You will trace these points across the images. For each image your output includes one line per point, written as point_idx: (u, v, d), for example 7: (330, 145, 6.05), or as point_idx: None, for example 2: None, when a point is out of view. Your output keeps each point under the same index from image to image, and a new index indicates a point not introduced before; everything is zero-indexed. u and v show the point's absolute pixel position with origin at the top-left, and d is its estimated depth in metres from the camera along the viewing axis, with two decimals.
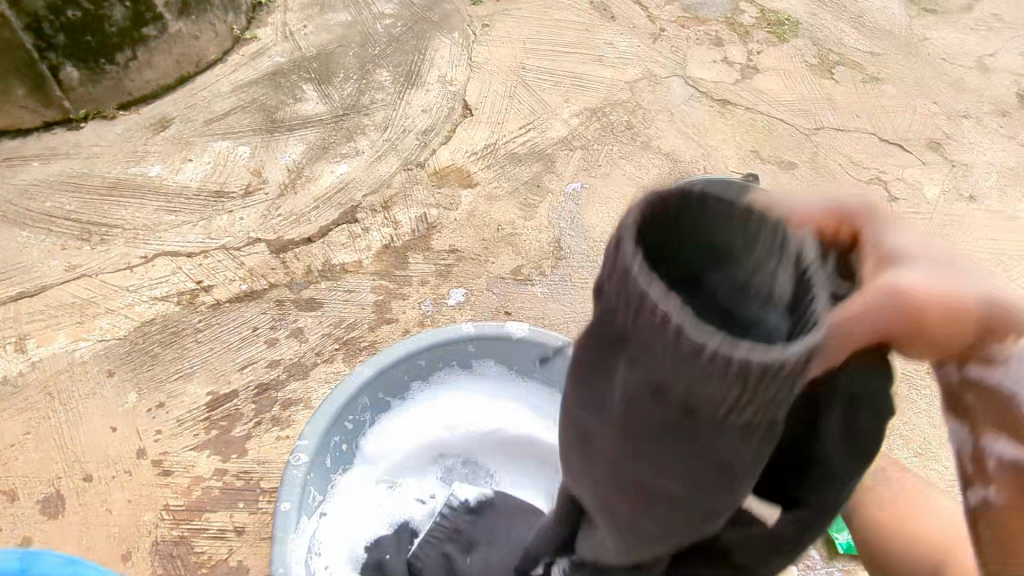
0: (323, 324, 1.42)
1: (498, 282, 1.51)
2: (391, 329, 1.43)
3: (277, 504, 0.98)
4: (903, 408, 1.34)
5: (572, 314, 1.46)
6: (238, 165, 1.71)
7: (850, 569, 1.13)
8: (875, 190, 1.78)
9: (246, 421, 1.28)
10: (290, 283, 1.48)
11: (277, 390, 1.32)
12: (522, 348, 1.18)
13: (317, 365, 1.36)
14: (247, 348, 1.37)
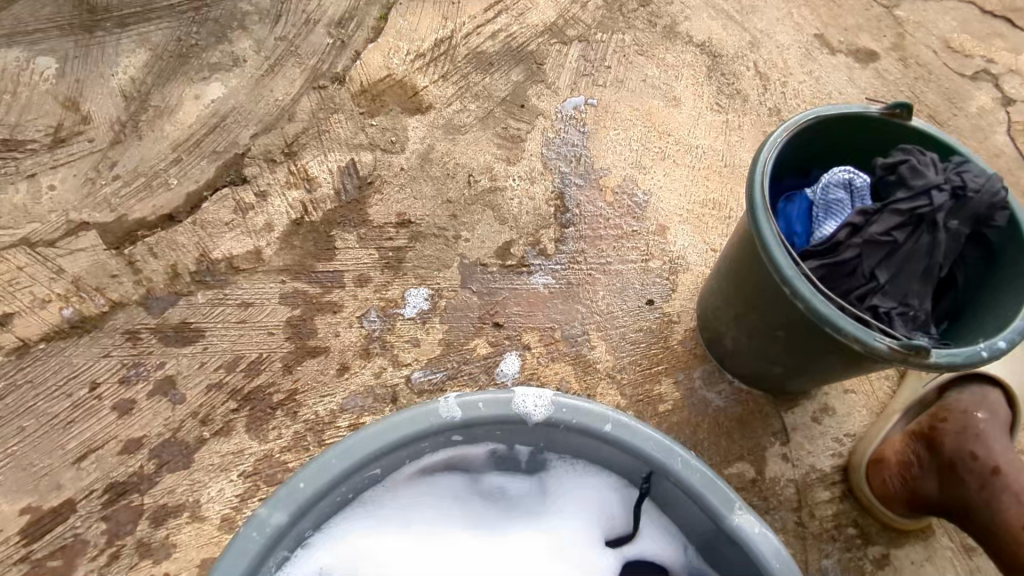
0: (208, 366, 0.89)
1: (478, 271, 0.99)
2: (318, 365, 0.91)
3: None
4: None
5: (592, 317, 0.97)
6: (39, 91, 1.05)
7: None
8: (982, 88, 1.29)
9: (93, 555, 0.78)
10: (146, 299, 0.93)
11: (142, 493, 0.82)
12: (542, 431, 0.70)
13: (203, 442, 0.85)
14: (83, 422, 0.85)
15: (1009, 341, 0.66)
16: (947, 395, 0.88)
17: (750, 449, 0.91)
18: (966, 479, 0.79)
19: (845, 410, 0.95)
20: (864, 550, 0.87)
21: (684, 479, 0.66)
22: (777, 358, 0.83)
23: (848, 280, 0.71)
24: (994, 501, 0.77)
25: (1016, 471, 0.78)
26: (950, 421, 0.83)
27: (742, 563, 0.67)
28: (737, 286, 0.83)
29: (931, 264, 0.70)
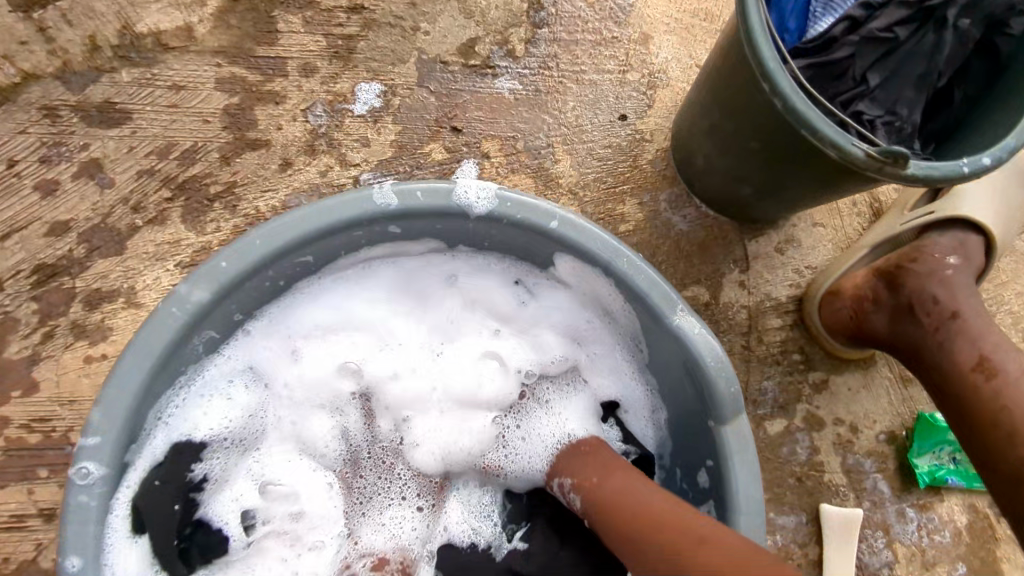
0: (138, 152, 0.82)
1: (438, 68, 0.89)
2: (259, 159, 0.84)
3: (58, 564, 0.53)
4: (1016, 272, 0.96)
5: (559, 129, 0.90)
6: None
7: (926, 504, 0.85)
8: None
9: (25, 334, 0.76)
10: (63, 73, 0.83)
11: (72, 277, 0.78)
12: (482, 226, 0.66)
13: (136, 230, 0.80)
14: (3, 201, 0.79)
15: (995, 158, 0.59)
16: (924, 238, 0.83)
17: (707, 274, 0.88)
18: (921, 323, 0.77)
19: (811, 242, 0.92)
20: (805, 375, 0.87)
21: (629, 280, 0.63)
22: (749, 177, 0.78)
23: (836, 84, 0.64)
24: (948, 346, 0.74)
25: (975, 316, 0.75)
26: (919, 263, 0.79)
27: (680, 367, 0.66)
28: (714, 95, 0.75)
29: (929, 69, 0.62)
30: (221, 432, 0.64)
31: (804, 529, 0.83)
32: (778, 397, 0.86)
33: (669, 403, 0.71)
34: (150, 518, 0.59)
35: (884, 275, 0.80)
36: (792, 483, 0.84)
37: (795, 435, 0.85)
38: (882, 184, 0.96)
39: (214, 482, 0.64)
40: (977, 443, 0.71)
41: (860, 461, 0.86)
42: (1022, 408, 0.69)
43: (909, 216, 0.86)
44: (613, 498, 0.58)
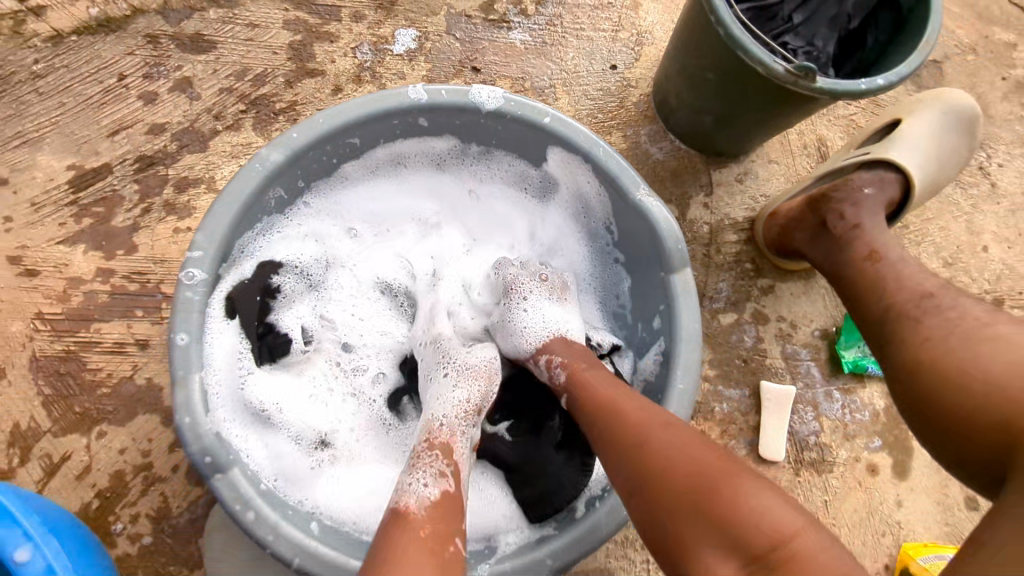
0: (219, 73, 1.03)
1: (462, 21, 1.09)
2: (316, 84, 1.04)
3: (171, 336, 0.72)
4: (941, 211, 1.14)
5: (560, 73, 1.10)
6: None
7: (849, 388, 1.04)
8: None
9: (129, 208, 0.96)
10: (163, 9, 1.03)
11: (165, 167, 0.98)
12: (493, 124, 0.87)
13: (216, 134, 1.00)
14: (114, 105, 0.99)
15: (887, 81, 0.77)
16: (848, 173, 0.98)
17: (677, 196, 1.07)
18: (832, 234, 0.92)
19: (766, 175, 1.10)
20: (754, 281, 1.06)
21: (603, 165, 0.84)
22: (708, 108, 0.97)
23: (770, 26, 0.85)
24: (847, 247, 0.89)
25: (875, 228, 0.88)
26: (839, 189, 0.94)
27: (642, 235, 0.86)
28: (682, 39, 0.94)
29: (840, 13, 0.84)
30: (291, 264, 0.86)
31: (747, 401, 1.01)
32: (730, 297, 1.05)
33: (631, 272, 0.91)
34: (238, 309, 0.80)
35: (812, 198, 0.96)
36: (739, 364, 1.02)
37: (743, 327, 1.04)
38: (829, 133, 1.14)
39: (284, 301, 0.85)
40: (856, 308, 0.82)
41: (796, 351, 1.04)
42: (893, 276, 0.80)
43: (849, 157, 1.01)
44: (599, 392, 0.67)
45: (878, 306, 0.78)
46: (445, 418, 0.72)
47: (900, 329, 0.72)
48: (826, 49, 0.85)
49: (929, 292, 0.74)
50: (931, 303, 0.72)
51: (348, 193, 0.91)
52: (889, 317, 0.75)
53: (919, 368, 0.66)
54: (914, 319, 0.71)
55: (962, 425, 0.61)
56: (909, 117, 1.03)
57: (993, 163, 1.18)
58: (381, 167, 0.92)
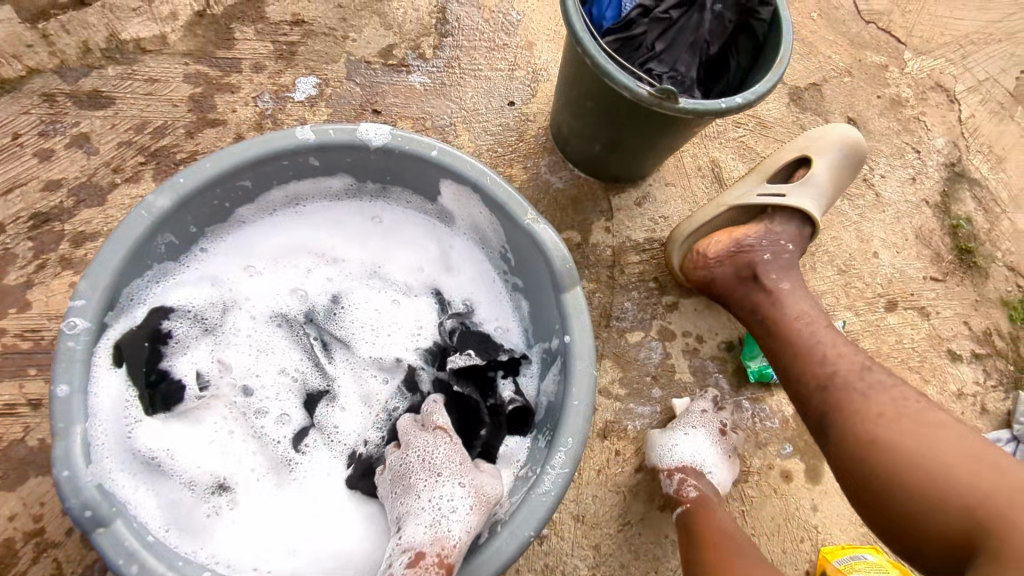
0: (118, 128, 1.04)
1: (362, 66, 1.14)
2: (217, 133, 1.06)
3: (52, 388, 0.71)
4: (831, 222, 1.20)
5: (459, 112, 1.14)
6: None
7: (758, 396, 1.06)
8: None
9: (22, 265, 0.95)
10: (61, 69, 1.05)
11: (62, 223, 0.98)
12: (383, 159, 0.89)
13: (115, 187, 1.01)
14: (8, 164, 0.99)
15: (745, 99, 0.83)
16: (765, 223, 0.99)
17: (579, 221, 1.11)
18: (756, 287, 0.93)
19: (664, 197, 1.15)
20: (659, 298, 1.09)
21: (492, 192, 0.86)
22: (597, 136, 1.02)
23: (637, 54, 0.91)
24: (779, 301, 0.89)
25: (797, 290, 0.90)
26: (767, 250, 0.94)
27: (535, 258, 0.88)
28: (566, 75, 0.99)
29: (697, 39, 0.90)
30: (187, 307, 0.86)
31: (659, 416, 1.03)
32: (637, 316, 1.07)
33: (528, 294, 0.93)
34: (126, 355, 0.79)
35: (739, 250, 0.96)
36: (648, 380, 1.04)
37: (649, 344, 1.06)
38: (721, 155, 1.21)
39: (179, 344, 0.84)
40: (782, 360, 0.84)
41: (703, 363, 1.07)
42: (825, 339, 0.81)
43: (763, 194, 1.00)
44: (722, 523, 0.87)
45: (821, 370, 0.78)
46: (460, 536, 0.70)
47: (847, 401, 0.73)
48: (689, 73, 0.90)
49: (865, 362, 0.76)
50: (873, 378, 0.74)
51: (247, 233, 0.92)
52: (834, 383, 0.76)
53: (867, 446, 0.70)
54: (860, 395, 0.73)
55: (908, 518, 0.66)
56: (819, 155, 1.01)
57: (875, 174, 1.26)
58: (281, 209, 0.93)
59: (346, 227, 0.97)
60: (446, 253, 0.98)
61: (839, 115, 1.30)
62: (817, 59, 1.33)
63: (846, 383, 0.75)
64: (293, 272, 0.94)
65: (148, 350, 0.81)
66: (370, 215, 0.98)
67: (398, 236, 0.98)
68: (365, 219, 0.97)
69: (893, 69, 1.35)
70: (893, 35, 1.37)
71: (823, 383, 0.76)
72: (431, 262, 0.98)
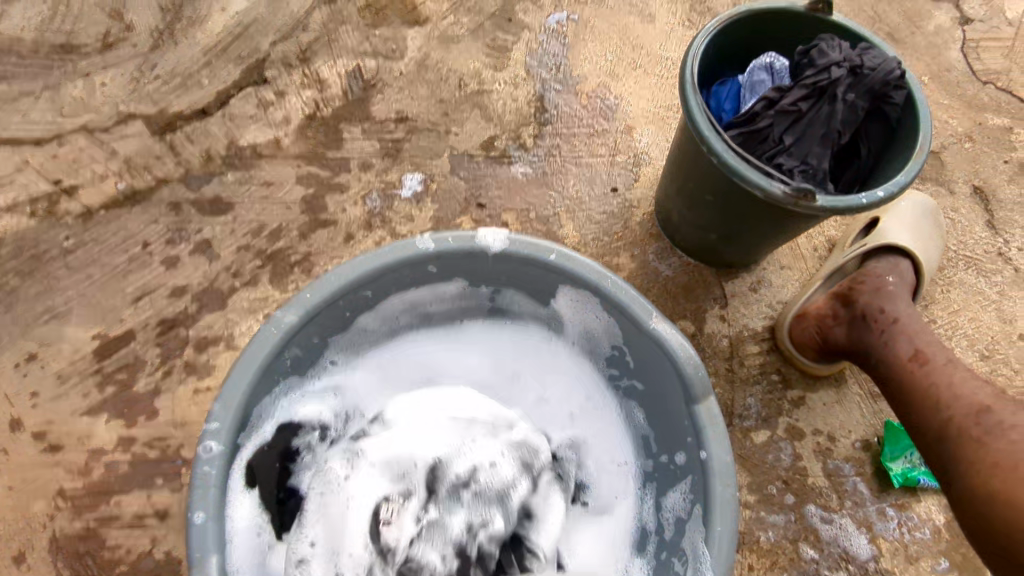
0: (237, 233, 1.07)
1: (465, 160, 1.15)
2: (328, 234, 1.08)
3: (189, 514, 0.71)
4: (967, 303, 1.11)
5: (563, 202, 1.12)
6: (89, 4, 1.20)
7: (904, 503, 0.97)
8: (944, 7, 1.36)
9: (151, 372, 0.98)
10: (186, 178, 1.10)
11: (187, 328, 1.01)
12: (500, 263, 0.87)
13: (235, 291, 1.03)
14: (138, 273, 1.04)
15: (887, 192, 0.79)
16: (862, 270, 1.02)
17: (692, 310, 1.06)
18: (871, 327, 0.95)
19: (779, 282, 1.10)
20: (783, 392, 1.03)
21: (612, 295, 0.83)
22: (712, 227, 0.98)
23: (763, 147, 0.86)
24: (891, 344, 0.92)
25: (913, 321, 0.94)
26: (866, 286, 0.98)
27: (661, 363, 0.84)
28: (679, 164, 0.96)
29: (829, 130, 0.84)
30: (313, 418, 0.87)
31: (795, 526, 0.95)
32: (761, 413, 1.01)
33: (647, 401, 0.90)
34: (258, 476, 0.80)
35: (840, 295, 1.00)
36: (779, 486, 0.97)
37: (778, 444, 0.99)
38: (837, 234, 1.15)
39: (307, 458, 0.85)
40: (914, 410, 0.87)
41: (839, 466, 0.99)
42: (946, 382, 0.85)
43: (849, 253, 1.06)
44: None
45: (937, 419, 0.83)
46: None
47: (965, 453, 0.78)
48: (821, 165, 0.84)
49: (984, 406, 0.80)
50: (990, 420, 0.79)
51: (369, 335, 0.92)
52: (949, 433, 0.81)
53: (986, 496, 0.74)
54: (977, 442, 0.78)
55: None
56: (886, 210, 1.09)
57: (1011, 247, 1.16)
58: (399, 316, 0.93)
59: (487, 366, 0.96)
60: (576, 373, 0.96)
61: (964, 183, 1.21)
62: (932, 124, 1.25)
63: (960, 432, 0.80)
64: (449, 405, 0.86)
65: (282, 467, 0.82)
66: (486, 311, 0.97)
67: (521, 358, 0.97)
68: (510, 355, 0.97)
69: (1019, 131, 1.26)
70: (1012, 95, 1.29)
71: (941, 434, 0.82)
72: (556, 399, 0.95)
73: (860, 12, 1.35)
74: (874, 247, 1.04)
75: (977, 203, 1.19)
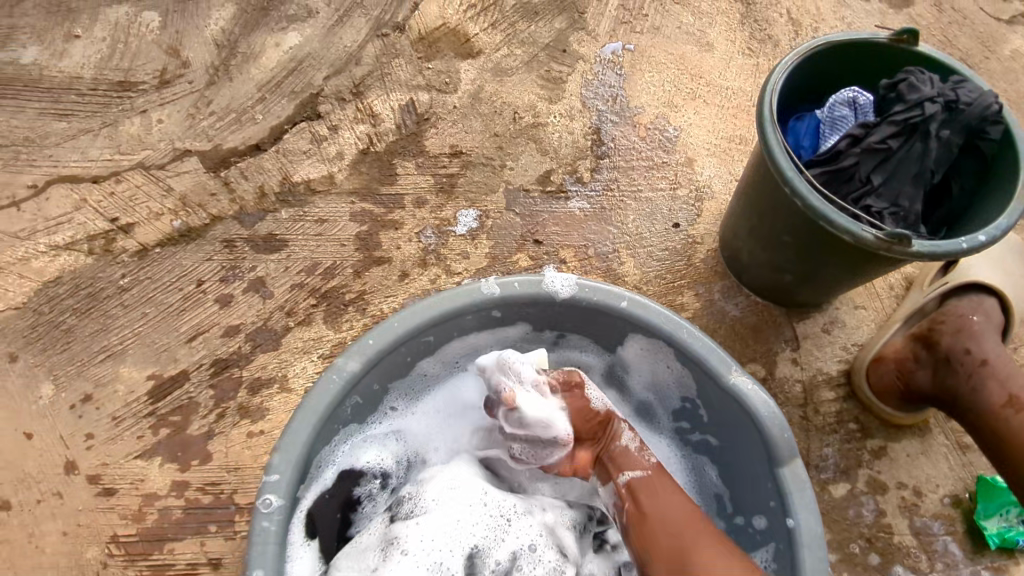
0: (292, 271, 1.05)
1: (521, 195, 1.12)
2: (383, 272, 1.06)
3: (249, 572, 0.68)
4: None
5: (622, 238, 1.08)
6: (147, 41, 1.22)
7: (1000, 566, 0.90)
8: (1018, 32, 1.30)
9: (205, 413, 0.96)
10: (240, 214, 1.09)
11: (241, 369, 0.99)
12: (567, 309, 0.83)
13: (289, 330, 1.01)
14: (193, 312, 1.02)
15: (989, 236, 0.73)
16: (944, 308, 0.96)
17: (762, 353, 1.01)
18: (956, 370, 0.89)
19: (854, 322, 1.04)
20: (863, 442, 0.96)
21: (689, 346, 0.79)
22: (786, 266, 0.93)
23: (848, 186, 0.81)
24: (981, 388, 0.87)
25: (1004, 363, 0.87)
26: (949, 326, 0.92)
27: (740, 420, 0.79)
28: (751, 202, 0.92)
29: (922, 169, 0.79)
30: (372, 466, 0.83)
31: None
32: (840, 465, 0.95)
33: (720, 456, 0.85)
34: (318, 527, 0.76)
35: (921, 337, 0.94)
36: (863, 545, 0.90)
37: (860, 499, 0.93)
38: (914, 272, 1.08)
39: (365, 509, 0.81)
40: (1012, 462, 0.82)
41: (927, 524, 0.92)
42: None
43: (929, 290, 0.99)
44: None
45: None
46: None
47: None
48: (912, 206, 0.79)
49: None
50: None
51: (428, 380, 0.89)
52: None
53: None
54: None
55: None
56: None
57: None
58: (462, 361, 0.89)
59: None
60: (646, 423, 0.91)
61: None
62: None
63: None
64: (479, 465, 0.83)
65: (340, 520, 0.79)
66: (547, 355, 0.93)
67: None
68: None
69: None
70: None
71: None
72: None
73: (928, 38, 1.29)
74: (957, 285, 0.97)
75: None
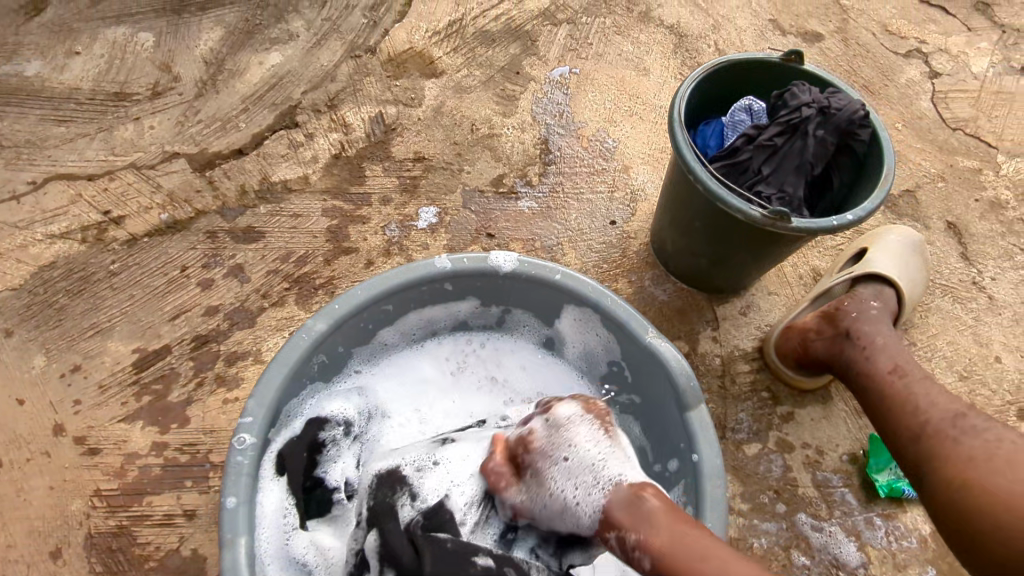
0: (267, 258, 1.17)
1: (476, 195, 1.26)
2: (350, 260, 1.18)
3: (223, 498, 0.78)
4: (945, 327, 1.18)
5: (566, 232, 1.23)
6: (142, 58, 1.35)
7: (890, 513, 1.02)
8: (913, 63, 1.49)
9: (184, 382, 1.06)
10: (222, 209, 1.21)
11: (219, 344, 1.09)
12: (509, 284, 0.96)
13: (264, 310, 1.12)
14: (176, 294, 1.13)
15: (855, 216, 0.88)
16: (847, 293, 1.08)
17: (686, 331, 1.14)
18: (853, 341, 0.98)
19: (767, 306, 1.18)
20: (772, 408, 1.09)
21: (612, 313, 0.92)
22: (701, 251, 1.07)
23: (744, 177, 0.96)
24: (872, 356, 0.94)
25: (894, 340, 0.96)
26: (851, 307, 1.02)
27: (655, 375, 0.92)
28: (670, 196, 1.07)
29: (803, 162, 0.95)
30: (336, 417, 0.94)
31: (786, 534, 0.99)
32: (753, 428, 1.07)
33: (642, 411, 0.97)
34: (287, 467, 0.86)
35: (828, 313, 1.04)
36: (771, 495, 1.02)
37: (769, 456, 1.05)
38: (821, 264, 1.24)
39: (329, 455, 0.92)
40: (888, 416, 0.86)
41: (827, 477, 1.04)
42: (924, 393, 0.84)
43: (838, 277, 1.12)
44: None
45: (914, 420, 0.82)
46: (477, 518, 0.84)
47: (938, 449, 0.77)
48: (795, 192, 0.94)
49: (961, 411, 0.79)
50: (966, 423, 0.77)
51: (388, 346, 1.01)
52: (926, 434, 0.79)
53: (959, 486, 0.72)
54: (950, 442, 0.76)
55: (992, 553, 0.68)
56: (875, 242, 1.16)
57: (984, 277, 1.25)
58: (417, 331, 1.02)
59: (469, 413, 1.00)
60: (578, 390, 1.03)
61: (938, 219, 1.30)
62: (906, 165, 1.36)
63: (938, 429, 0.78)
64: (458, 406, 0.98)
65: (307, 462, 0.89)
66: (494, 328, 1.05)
67: (525, 371, 1.05)
68: (513, 367, 1.05)
69: (987, 172, 1.36)
70: (980, 140, 1.40)
71: (917, 435, 0.80)
72: None
73: (836, 68, 1.48)
74: (861, 275, 1.10)
75: (951, 237, 1.28)
